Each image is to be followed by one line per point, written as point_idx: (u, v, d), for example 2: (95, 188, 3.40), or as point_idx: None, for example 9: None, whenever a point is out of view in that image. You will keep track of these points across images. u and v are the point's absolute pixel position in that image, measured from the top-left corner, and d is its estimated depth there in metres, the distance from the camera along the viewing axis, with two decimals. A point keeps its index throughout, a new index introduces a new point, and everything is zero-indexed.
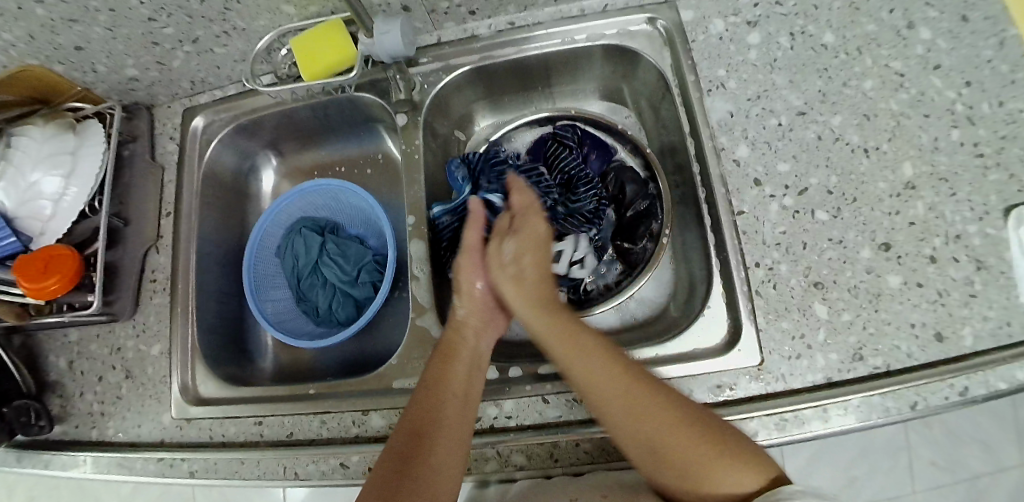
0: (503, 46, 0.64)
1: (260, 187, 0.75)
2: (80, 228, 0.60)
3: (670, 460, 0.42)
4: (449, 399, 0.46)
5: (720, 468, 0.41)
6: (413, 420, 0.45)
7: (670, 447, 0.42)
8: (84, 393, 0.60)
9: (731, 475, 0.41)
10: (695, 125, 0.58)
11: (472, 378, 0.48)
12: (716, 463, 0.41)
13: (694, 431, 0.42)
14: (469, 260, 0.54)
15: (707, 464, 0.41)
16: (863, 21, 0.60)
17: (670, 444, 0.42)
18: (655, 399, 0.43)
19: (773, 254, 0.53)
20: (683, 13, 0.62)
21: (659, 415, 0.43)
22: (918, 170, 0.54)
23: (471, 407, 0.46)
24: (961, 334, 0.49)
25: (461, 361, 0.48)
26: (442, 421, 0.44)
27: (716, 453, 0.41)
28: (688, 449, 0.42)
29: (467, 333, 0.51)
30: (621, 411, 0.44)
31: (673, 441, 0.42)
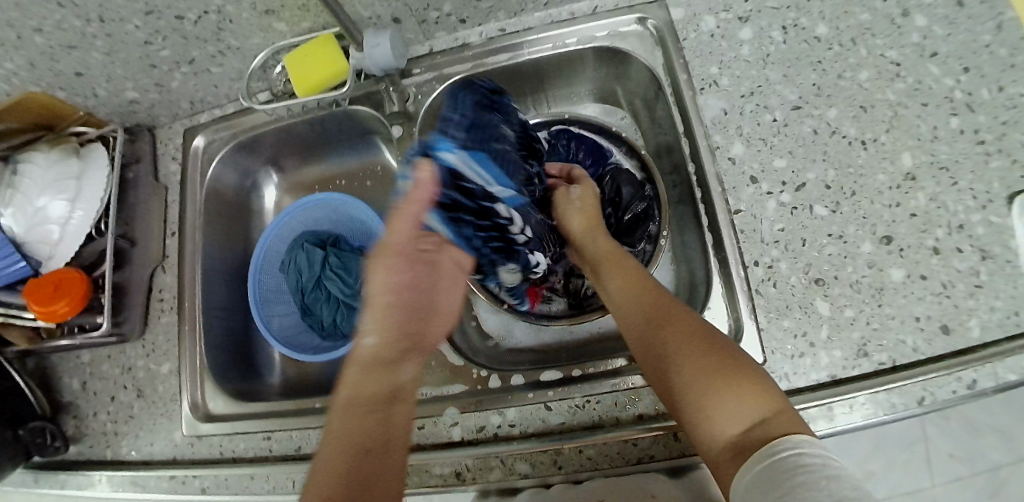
0: (494, 53, 0.65)
1: (262, 204, 0.76)
2: (88, 250, 0.61)
3: (685, 380, 0.43)
4: (378, 418, 0.42)
5: (730, 391, 0.41)
6: (322, 481, 0.38)
7: (685, 364, 0.44)
8: (98, 412, 0.62)
9: (740, 403, 0.41)
10: (689, 124, 0.58)
11: (391, 418, 0.43)
12: (728, 387, 0.41)
13: (716, 357, 0.43)
14: (386, 257, 0.47)
15: (717, 392, 0.42)
16: (856, 11, 0.59)
17: (688, 357, 0.44)
18: (685, 321, 0.46)
19: (772, 252, 0.52)
20: (673, 12, 0.62)
21: (689, 333, 0.45)
22: (917, 159, 0.53)
23: (388, 456, 0.41)
24: (967, 325, 0.49)
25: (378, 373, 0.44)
26: (358, 483, 0.38)
27: (730, 380, 0.42)
28: (706, 371, 0.43)
29: (377, 365, 0.45)
30: (652, 324, 0.47)
31: (692, 358, 0.44)
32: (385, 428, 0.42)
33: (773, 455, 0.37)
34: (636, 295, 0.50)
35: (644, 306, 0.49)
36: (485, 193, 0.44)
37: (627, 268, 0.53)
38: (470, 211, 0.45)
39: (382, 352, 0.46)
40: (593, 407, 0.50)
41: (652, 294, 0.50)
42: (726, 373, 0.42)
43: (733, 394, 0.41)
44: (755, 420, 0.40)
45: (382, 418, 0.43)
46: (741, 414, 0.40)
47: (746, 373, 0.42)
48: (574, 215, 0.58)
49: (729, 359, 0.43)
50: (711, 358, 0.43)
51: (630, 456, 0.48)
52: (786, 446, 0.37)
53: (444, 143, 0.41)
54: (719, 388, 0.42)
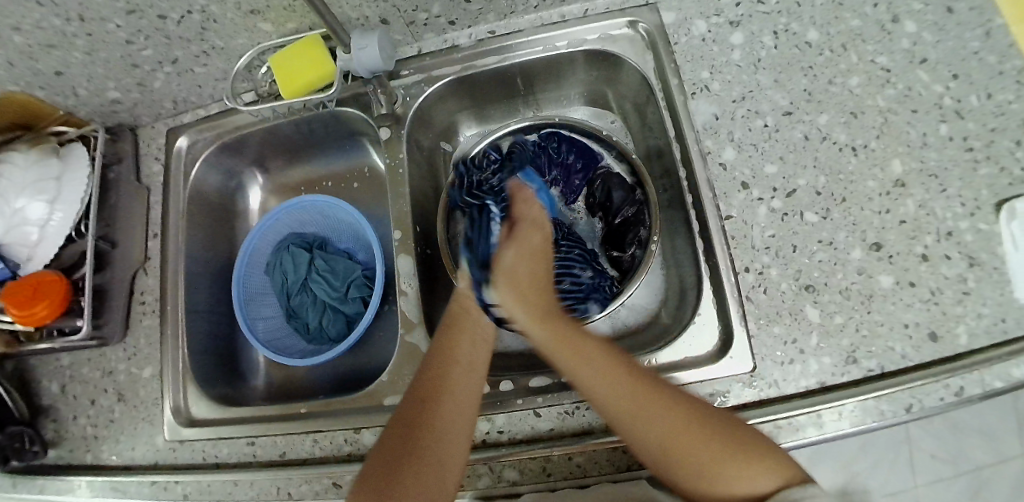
0: (484, 55, 0.64)
1: (247, 206, 0.75)
2: (67, 253, 0.59)
3: (692, 461, 0.41)
4: (434, 435, 0.44)
5: (737, 469, 0.40)
6: (406, 415, 0.45)
7: (685, 448, 0.41)
8: (77, 417, 0.60)
9: (747, 474, 0.40)
10: (680, 129, 0.58)
11: (476, 361, 0.48)
12: (735, 465, 0.40)
13: (714, 434, 0.41)
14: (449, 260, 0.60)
15: (724, 468, 0.40)
16: (847, 17, 0.59)
17: (689, 447, 0.41)
18: (678, 400, 0.42)
19: (763, 258, 0.52)
20: (664, 16, 0.61)
21: (680, 415, 0.42)
22: (907, 166, 0.54)
23: (470, 392, 0.47)
24: (955, 332, 0.49)
25: (450, 397, 0.46)
26: (432, 423, 0.44)
27: (730, 456, 0.40)
28: (710, 451, 0.41)
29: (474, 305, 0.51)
30: (641, 417, 0.42)
31: (690, 443, 0.41)
32: (436, 458, 0.43)
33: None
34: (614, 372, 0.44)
35: (624, 390, 0.43)
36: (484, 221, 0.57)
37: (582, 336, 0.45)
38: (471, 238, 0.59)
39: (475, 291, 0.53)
40: (582, 414, 0.49)
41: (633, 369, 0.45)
42: (733, 451, 0.40)
43: (741, 466, 0.40)
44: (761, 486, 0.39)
45: (437, 451, 0.44)
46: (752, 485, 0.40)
47: (745, 441, 0.41)
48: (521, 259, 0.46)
49: (729, 429, 0.42)
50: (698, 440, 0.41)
51: (619, 463, 0.47)
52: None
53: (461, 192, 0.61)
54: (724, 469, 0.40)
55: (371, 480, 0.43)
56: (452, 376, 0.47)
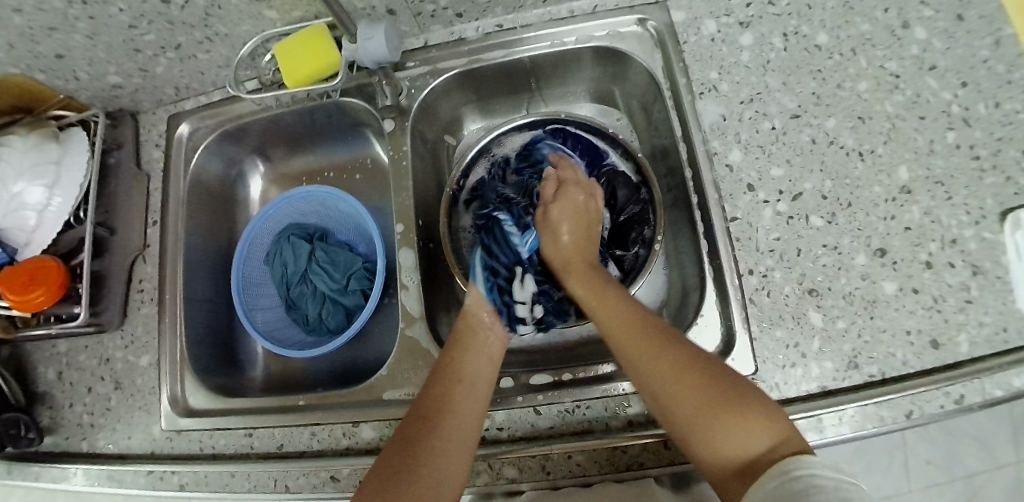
0: (491, 49, 0.64)
1: (248, 195, 0.74)
2: (65, 239, 0.59)
3: (683, 410, 0.42)
4: (435, 447, 0.43)
5: (728, 418, 0.40)
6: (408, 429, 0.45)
7: (678, 388, 0.42)
8: (74, 404, 0.60)
9: (741, 428, 0.40)
10: (687, 129, 0.57)
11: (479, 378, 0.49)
12: (723, 416, 0.40)
13: (715, 389, 0.42)
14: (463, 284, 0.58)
15: (717, 418, 0.40)
16: (857, 20, 0.59)
17: (685, 388, 0.42)
18: (675, 350, 0.44)
19: (767, 261, 0.52)
20: (674, 14, 0.61)
21: (679, 361, 0.44)
22: (914, 173, 0.53)
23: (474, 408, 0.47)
24: (956, 341, 0.49)
25: (452, 414, 0.46)
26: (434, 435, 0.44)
27: (724, 406, 0.41)
28: (704, 396, 0.42)
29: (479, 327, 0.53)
30: (640, 353, 0.45)
31: (679, 385, 0.43)
32: (433, 469, 0.42)
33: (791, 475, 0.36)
34: (627, 316, 0.48)
35: (634, 334, 0.46)
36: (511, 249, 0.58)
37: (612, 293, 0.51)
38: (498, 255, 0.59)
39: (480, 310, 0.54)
40: (582, 412, 0.49)
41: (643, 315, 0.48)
42: (719, 402, 0.41)
43: (735, 417, 0.40)
44: (756, 444, 0.39)
45: (434, 462, 0.43)
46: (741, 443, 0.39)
47: (741, 396, 0.41)
48: (566, 225, 0.56)
49: (728, 384, 0.42)
50: (687, 379, 0.43)
51: (619, 463, 0.47)
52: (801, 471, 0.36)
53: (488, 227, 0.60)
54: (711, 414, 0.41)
55: (366, 485, 0.42)
56: (454, 390, 0.48)
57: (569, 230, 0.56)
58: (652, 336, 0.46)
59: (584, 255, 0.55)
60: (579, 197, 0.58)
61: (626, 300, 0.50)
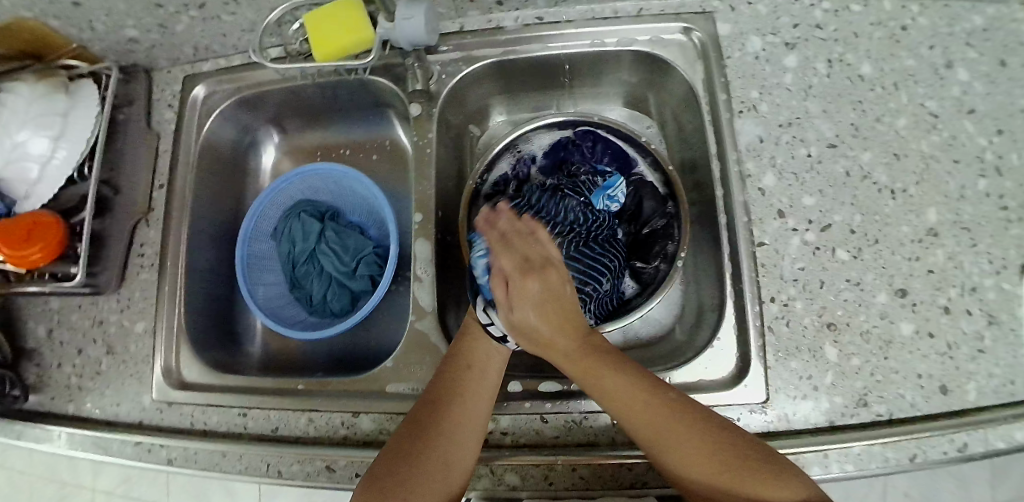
0: (529, 41, 0.62)
1: (258, 165, 0.72)
2: (66, 194, 0.56)
3: (710, 477, 0.41)
4: (441, 442, 0.44)
5: (755, 488, 0.40)
6: (417, 420, 0.45)
7: (704, 471, 0.41)
8: (63, 365, 0.59)
9: (769, 487, 0.39)
10: (722, 147, 0.56)
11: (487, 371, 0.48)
12: (750, 480, 0.40)
13: (730, 458, 0.41)
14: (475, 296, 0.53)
15: (744, 484, 0.40)
16: (902, 55, 0.58)
17: (715, 461, 0.41)
18: (690, 427, 0.42)
19: (789, 290, 0.51)
20: (720, 27, 0.60)
21: (699, 435, 0.42)
22: (942, 216, 0.53)
23: (483, 400, 0.46)
24: (965, 389, 0.49)
25: (463, 402, 0.46)
26: (441, 430, 0.44)
27: (748, 469, 0.40)
28: (732, 465, 0.41)
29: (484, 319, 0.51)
30: (665, 446, 0.42)
31: (705, 461, 0.41)
32: (443, 461, 0.43)
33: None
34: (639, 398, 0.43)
35: (649, 421, 0.42)
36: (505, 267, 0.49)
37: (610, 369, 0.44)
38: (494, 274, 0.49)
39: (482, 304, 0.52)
40: (590, 425, 0.49)
41: (662, 394, 0.43)
42: (741, 470, 0.40)
43: (765, 480, 0.40)
44: (778, 498, 0.39)
45: (444, 452, 0.43)
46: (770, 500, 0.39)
47: (764, 458, 0.41)
48: (532, 310, 0.41)
49: (751, 448, 0.42)
50: (713, 452, 0.41)
51: (623, 480, 0.47)
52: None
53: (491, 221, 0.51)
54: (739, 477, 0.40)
55: (377, 470, 0.43)
56: (465, 384, 0.46)
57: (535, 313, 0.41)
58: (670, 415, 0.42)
59: (568, 340, 0.43)
60: (535, 279, 0.41)
61: (631, 381, 0.44)
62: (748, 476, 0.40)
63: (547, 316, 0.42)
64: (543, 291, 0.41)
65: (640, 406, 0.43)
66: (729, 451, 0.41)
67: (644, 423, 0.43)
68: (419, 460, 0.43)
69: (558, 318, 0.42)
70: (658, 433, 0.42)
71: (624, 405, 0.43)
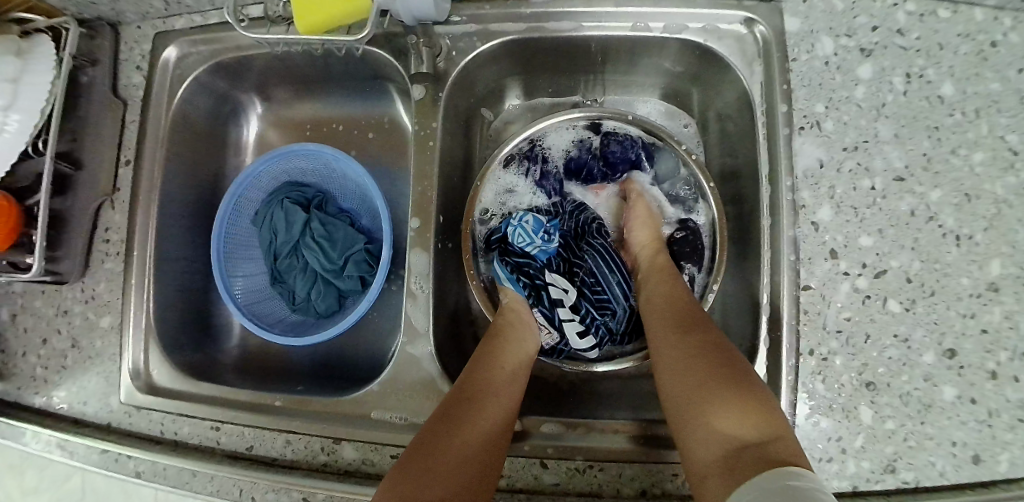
0: (558, 19, 0.53)
1: (240, 136, 0.65)
2: (20, 171, 0.50)
3: (685, 393, 0.40)
4: (468, 434, 0.40)
5: (722, 413, 0.37)
6: (442, 415, 0.41)
7: (686, 380, 0.40)
8: (28, 354, 0.54)
9: (738, 421, 0.36)
10: (775, 170, 0.50)
11: (515, 375, 0.47)
12: (724, 403, 0.37)
13: (717, 375, 0.39)
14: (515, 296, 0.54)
15: (710, 404, 0.38)
16: (989, 76, 0.50)
17: (700, 369, 0.40)
18: (702, 338, 0.43)
19: (831, 343, 0.47)
20: (788, 22, 0.52)
21: (698, 347, 0.42)
22: (1005, 270, 0.47)
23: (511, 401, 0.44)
24: (998, 459, 0.46)
25: (491, 398, 0.43)
26: (469, 423, 0.41)
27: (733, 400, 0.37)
28: (722, 386, 0.38)
29: (512, 326, 0.51)
30: (674, 338, 0.44)
31: (692, 369, 0.41)
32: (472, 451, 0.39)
33: (777, 492, 0.29)
34: (666, 318, 0.47)
35: (671, 319, 0.46)
36: (537, 270, 0.56)
37: (672, 282, 0.50)
38: (524, 274, 0.56)
39: (507, 313, 0.52)
40: (594, 474, 0.45)
41: (693, 309, 0.46)
42: (721, 390, 0.38)
43: (731, 413, 0.36)
44: (752, 436, 0.35)
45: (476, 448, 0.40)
46: (729, 431, 0.36)
47: (759, 399, 0.37)
48: (641, 229, 0.57)
49: (743, 383, 0.38)
50: (705, 363, 0.40)
51: None
52: (777, 466, 0.31)
53: (524, 216, 0.57)
54: (710, 397, 0.38)
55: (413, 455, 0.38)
56: (496, 376, 0.45)
57: (643, 231, 0.56)
58: (687, 324, 0.45)
59: (655, 259, 0.54)
60: (653, 211, 0.58)
61: (680, 293, 0.49)
62: (723, 402, 0.37)
63: (650, 234, 0.56)
64: (653, 220, 0.57)
65: (676, 301, 0.48)
66: (723, 375, 0.39)
67: (669, 314, 0.47)
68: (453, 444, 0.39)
69: (652, 245, 0.55)
70: (679, 323, 0.45)
71: (660, 304, 0.49)
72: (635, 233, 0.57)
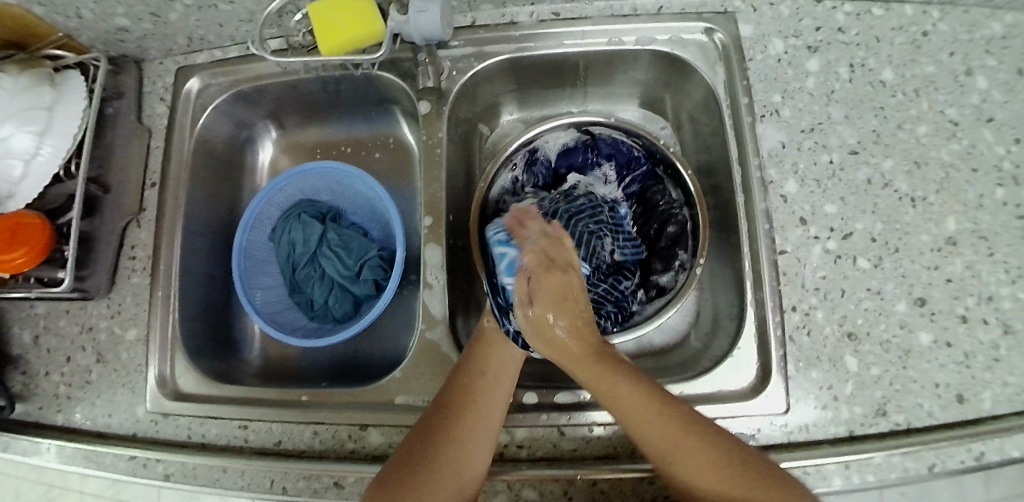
0: (544, 37, 0.60)
1: (254, 161, 0.69)
2: (52, 194, 0.53)
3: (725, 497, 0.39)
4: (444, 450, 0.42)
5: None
6: (423, 429, 0.43)
7: (719, 488, 0.39)
8: (50, 373, 0.56)
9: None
10: (743, 152, 0.56)
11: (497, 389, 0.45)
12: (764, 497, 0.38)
13: (738, 470, 0.40)
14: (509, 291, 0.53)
15: (752, 500, 0.39)
16: (923, 61, 0.57)
17: (719, 476, 0.40)
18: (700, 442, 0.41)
19: (810, 299, 0.51)
20: (742, 28, 0.59)
21: (706, 455, 0.40)
22: (960, 225, 0.53)
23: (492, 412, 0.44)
24: (981, 397, 0.49)
25: (470, 413, 0.44)
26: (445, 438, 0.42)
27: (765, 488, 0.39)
28: (748, 484, 0.39)
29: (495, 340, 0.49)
30: (675, 459, 0.40)
31: (713, 476, 0.40)
32: (450, 464, 0.41)
33: None
34: (664, 430, 0.41)
35: (667, 439, 0.41)
36: None
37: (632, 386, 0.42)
38: None
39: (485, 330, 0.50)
40: (609, 437, 0.48)
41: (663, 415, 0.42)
42: (746, 483, 0.39)
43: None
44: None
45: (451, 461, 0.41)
46: None
47: (777, 478, 0.40)
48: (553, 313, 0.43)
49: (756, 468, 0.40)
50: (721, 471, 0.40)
51: (645, 494, 0.46)
52: None
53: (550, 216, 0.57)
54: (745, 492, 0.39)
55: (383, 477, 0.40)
56: (480, 395, 0.45)
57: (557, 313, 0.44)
58: (683, 436, 0.41)
59: (584, 345, 0.44)
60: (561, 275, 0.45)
61: (643, 395, 0.42)
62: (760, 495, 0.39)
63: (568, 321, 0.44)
64: (562, 290, 0.44)
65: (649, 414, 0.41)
66: (737, 468, 0.40)
67: (652, 424, 0.41)
68: (420, 473, 0.41)
69: (580, 334, 0.44)
70: (667, 443, 0.41)
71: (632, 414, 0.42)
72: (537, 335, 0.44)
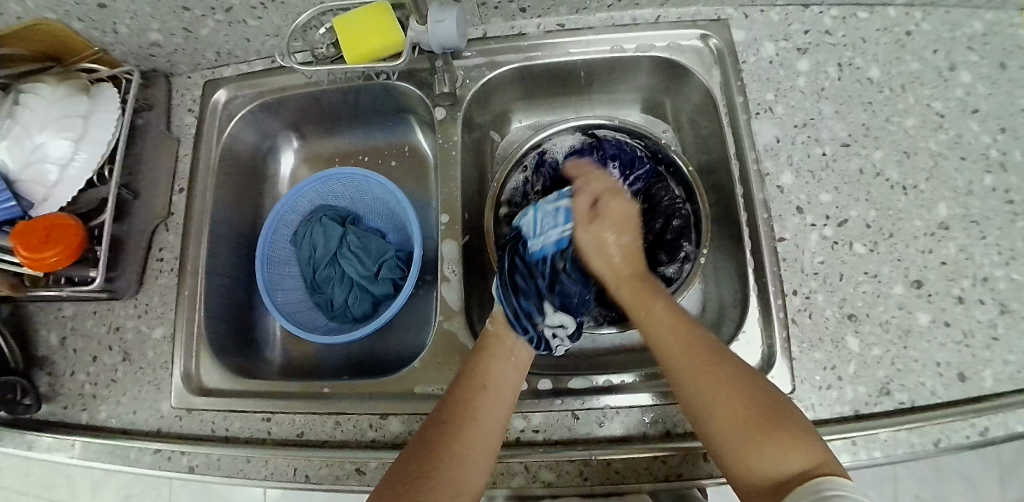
0: (551, 46, 0.64)
1: (274, 171, 0.72)
2: (85, 198, 0.56)
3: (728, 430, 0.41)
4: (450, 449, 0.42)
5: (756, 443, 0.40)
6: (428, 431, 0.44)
7: (725, 412, 0.42)
8: (76, 372, 0.57)
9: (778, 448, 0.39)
10: (741, 147, 0.59)
11: (499, 392, 0.47)
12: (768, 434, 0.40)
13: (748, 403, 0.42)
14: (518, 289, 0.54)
15: (753, 436, 0.40)
16: (908, 59, 0.60)
17: (730, 404, 0.42)
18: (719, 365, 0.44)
19: (810, 283, 0.53)
20: (735, 33, 0.63)
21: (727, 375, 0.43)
22: (951, 211, 0.55)
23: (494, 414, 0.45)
24: (982, 375, 0.50)
25: (473, 414, 0.45)
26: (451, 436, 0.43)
27: (779, 433, 0.40)
28: (755, 418, 0.41)
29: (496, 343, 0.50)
30: (694, 382, 0.44)
31: (722, 397, 0.42)
32: (455, 463, 0.42)
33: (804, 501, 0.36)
34: (686, 343, 0.46)
35: (692, 358, 0.45)
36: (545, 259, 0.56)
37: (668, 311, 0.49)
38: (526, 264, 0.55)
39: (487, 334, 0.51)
40: (621, 420, 0.49)
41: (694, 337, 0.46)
42: (749, 421, 0.41)
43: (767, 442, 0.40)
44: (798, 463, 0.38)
45: (455, 461, 0.42)
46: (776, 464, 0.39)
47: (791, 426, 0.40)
48: (606, 236, 0.55)
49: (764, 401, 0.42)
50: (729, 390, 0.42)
51: (659, 473, 0.47)
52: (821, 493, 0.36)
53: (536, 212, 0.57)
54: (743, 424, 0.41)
55: (384, 491, 0.40)
56: (483, 396, 0.46)
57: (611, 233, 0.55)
58: (705, 355, 0.45)
59: (630, 266, 0.54)
60: (615, 202, 0.57)
61: (675, 315, 0.49)
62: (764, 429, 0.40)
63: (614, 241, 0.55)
64: (620, 214, 0.57)
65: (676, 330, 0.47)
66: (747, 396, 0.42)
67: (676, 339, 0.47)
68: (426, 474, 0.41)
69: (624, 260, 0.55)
70: (693, 351, 0.45)
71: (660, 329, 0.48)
72: (597, 258, 0.55)
